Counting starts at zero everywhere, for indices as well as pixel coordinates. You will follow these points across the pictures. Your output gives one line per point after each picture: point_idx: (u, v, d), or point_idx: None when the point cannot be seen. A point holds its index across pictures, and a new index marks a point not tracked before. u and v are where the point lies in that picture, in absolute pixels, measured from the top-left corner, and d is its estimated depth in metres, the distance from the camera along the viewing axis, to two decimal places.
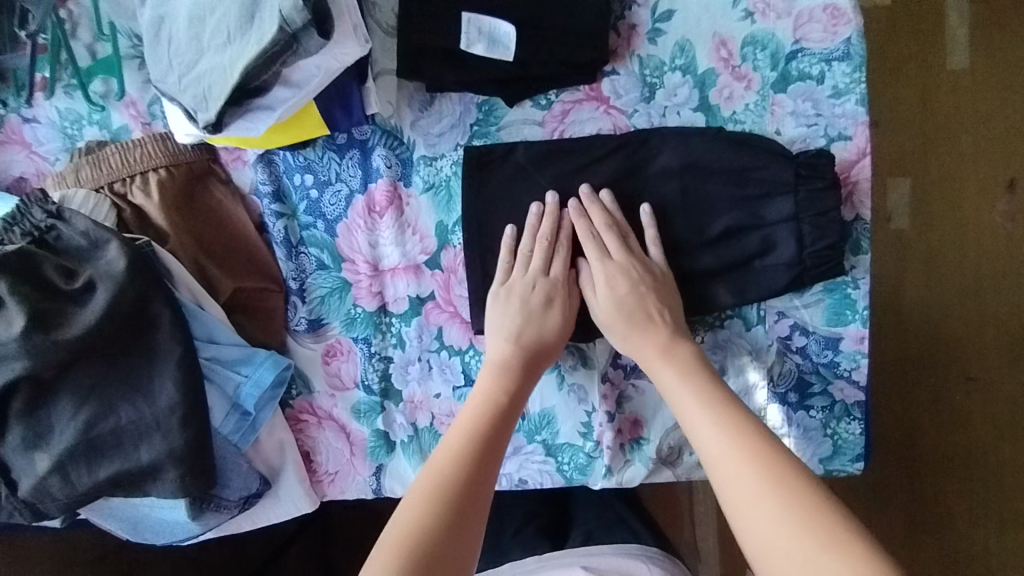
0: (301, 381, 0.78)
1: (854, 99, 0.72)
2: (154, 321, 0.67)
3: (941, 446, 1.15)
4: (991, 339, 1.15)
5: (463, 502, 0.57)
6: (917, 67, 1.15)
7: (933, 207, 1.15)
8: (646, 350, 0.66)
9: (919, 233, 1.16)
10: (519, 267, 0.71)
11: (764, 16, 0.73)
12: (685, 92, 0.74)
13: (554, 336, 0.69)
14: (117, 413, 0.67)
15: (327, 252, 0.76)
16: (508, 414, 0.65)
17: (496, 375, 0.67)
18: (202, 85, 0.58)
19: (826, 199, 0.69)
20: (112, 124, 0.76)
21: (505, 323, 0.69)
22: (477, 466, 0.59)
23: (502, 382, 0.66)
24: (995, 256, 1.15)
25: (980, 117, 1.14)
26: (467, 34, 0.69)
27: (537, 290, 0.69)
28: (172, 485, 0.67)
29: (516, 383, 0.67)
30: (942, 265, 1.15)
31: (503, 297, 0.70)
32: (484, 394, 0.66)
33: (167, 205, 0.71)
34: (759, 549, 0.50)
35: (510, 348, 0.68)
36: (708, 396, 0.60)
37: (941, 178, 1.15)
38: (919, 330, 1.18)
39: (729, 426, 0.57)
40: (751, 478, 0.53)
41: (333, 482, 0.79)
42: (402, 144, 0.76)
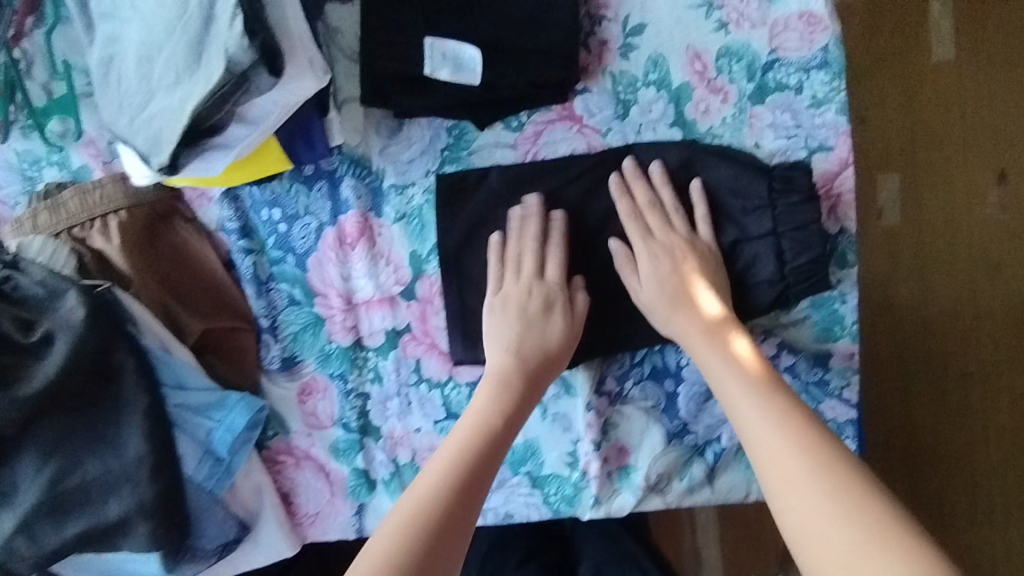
0: (277, 422, 0.75)
1: (834, 108, 0.70)
2: (119, 370, 0.65)
3: (945, 440, 1.13)
4: (988, 331, 1.13)
5: (451, 518, 0.54)
6: (903, 63, 1.12)
7: (925, 202, 1.13)
8: (693, 333, 0.64)
9: (911, 230, 1.13)
10: (512, 273, 0.70)
11: (739, 26, 0.70)
12: (660, 108, 0.71)
13: (559, 341, 0.67)
14: (84, 467, 0.64)
15: (299, 287, 0.74)
16: (507, 431, 0.63)
17: (496, 390, 0.65)
18: (154, 127, 0.55)
19: (805, 213, 0.66)
20: (71, 164, 0.73)
21: (504, 333, 0.68)
22: (469, 482, 0.57)
23: (503, 401, 0.64)
24: (988, 248, 1.12)
25: (967, 109, 1.13)
26: (431, 59, 0.67)
27: (534, 296, 0.68)
28: (143, 539, 0.65)
29: (519, 395, 0.65)
30: (935, 258, 1.12)
31: (498, 308, 0.69)
32: (486, 408, 0.64)
33: (129, 248, 0.69)
34: (799, 533, 0.48)
35: (510, 361, 0.66)
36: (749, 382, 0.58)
37: (931, 173, 1.13)
38: (924, 324, 1.13)
39: (771, 411, 0.55)
40: (794, 458, 0.51)
41: (313, 524, 0.76)
42: (371, 173, 0.73)
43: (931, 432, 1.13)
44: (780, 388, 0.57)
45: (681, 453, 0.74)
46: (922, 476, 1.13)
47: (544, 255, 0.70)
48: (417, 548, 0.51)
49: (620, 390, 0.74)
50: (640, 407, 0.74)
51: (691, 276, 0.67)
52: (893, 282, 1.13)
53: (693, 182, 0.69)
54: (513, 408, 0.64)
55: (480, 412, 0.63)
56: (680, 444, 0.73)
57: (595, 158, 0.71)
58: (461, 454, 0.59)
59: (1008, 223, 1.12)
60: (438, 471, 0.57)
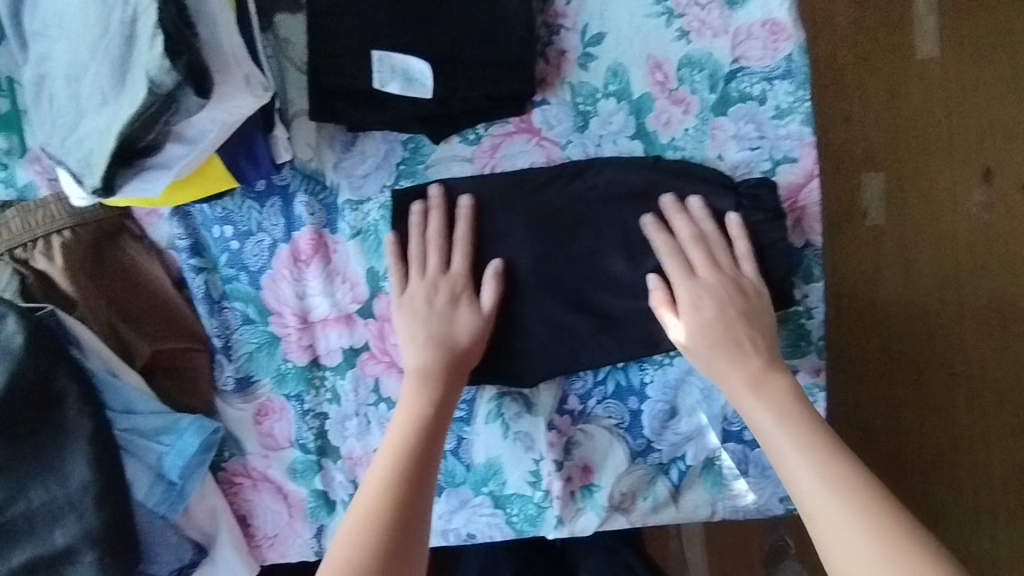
0: (233, 443, 0.74)
1: (798, 119, 0.68)
2: (61, 396, 0.63)
3: (930, 441, 1.11)
4: (973, 332, 1.11)
5: (393, 540, 0.56)
6: (882, 63, 1.11)
7: (909, 202, 1.11)
8: (734, 382, 0.63)
9: (895, 231, 1.11)
10: (416, 272, 0.69)
11: (700, 35, 0.68)
12: (620, 119, 0.70)
13: (468, 333, 0.68)
14: (27, 495, 0.62)
15: (253, 306, 0.72)
16: (434, 427, 0.64)
17: (417, 386, 0.66)
18: (84, 149, 0.54)
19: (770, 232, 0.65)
20: (18, 181, 0.71)
21: (416, 329, 0.68)
22: (403, 494, 0.59)
23: (422, 399, 0.65)
24: (971, 248, 1.11)
25: (952, 107, 1.10)
26: (379, 73, 0.65)
27: (440, 290, 0.68)
28: (91, 568, 0.63)
29: (438, 389, 0.66)
30: (916, 258, 1.11)
31: (408, 307, 0.69)
32: (408, 409, 0.64)
33: (73, 269, 0.67)
34: None
35: (427, 354, 0.67)
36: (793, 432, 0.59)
37: (915, 174, 1.11)
38: (902, 323, 1.12)
39: (835, 482, 0.55)
40: (861, 536, 0.52)
41: (273, 546, 0.75)
42: (325, 188, 0.71)
43: (916, 432, 1.11)
44: (838, 452, 0.57)
45: (646, 471, 0.72)
46: (908, 477, 1.11)
47: (448, 253, 0.69)
48: (370, 559, 0.54)
49: (582, 408, 0.73)
50: (604, 425, 0.72)
51: (729, 318, 0.64)
52: (877, 283, 1.11)
53: (693, 199, 0.67)
54: (434, 404, 0.65)
55: (405, 417, 0.64)
56: (644, 462, 0.72)
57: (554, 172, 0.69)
58: (392, 469, 0.60)
59: (993, 223, 1.11)
60: (374, 489, 0.59)
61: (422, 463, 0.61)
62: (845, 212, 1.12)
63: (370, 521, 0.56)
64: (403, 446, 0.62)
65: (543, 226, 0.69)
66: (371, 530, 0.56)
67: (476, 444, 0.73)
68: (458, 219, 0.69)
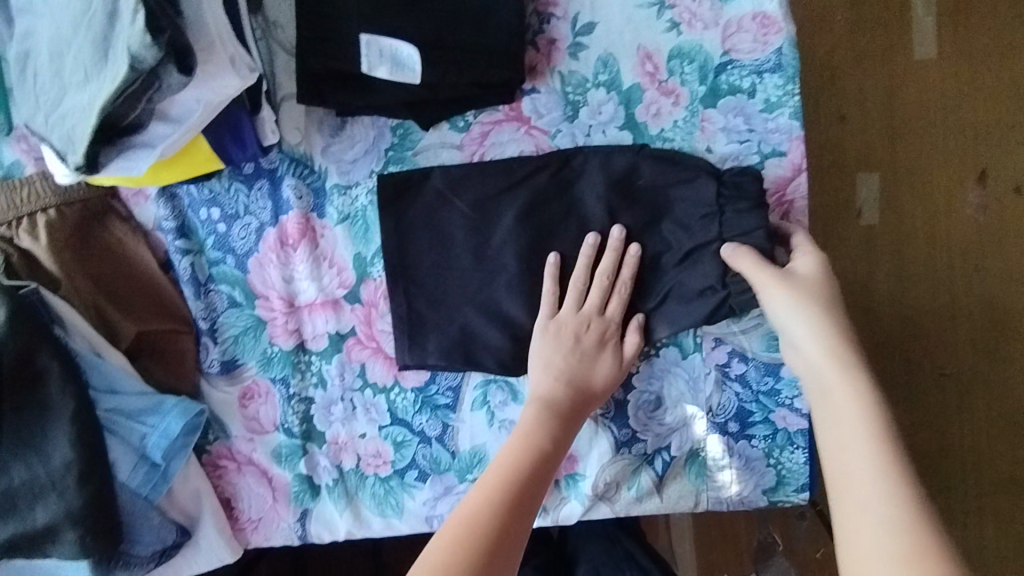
0: (218, 426, 0.74)
1: (788, 112, 0.68)
2: (42, 375, 0.63)
3: (923, 440, 1.12)
4: (965, 333, 1.11)
5: (492, 552, 0.54)
6: (879, 62, 1.11)
7: (906, 201, 1.11)
8: (827, 343, 0.58)
9: (891, 231, 1.12)
10: (570, 305, 0.68)
11: (691, 26, 0.68)
12: (610, 109, 0.70)
13: (605, 380, 0.68)
14: (10, 473, 0.63)
15: (239, 289, 0.72)
16: (548, 461, 0.63)
17: (540, 414, 0.65)
18: (66, 126, 0.54)
19: (750, 219, 0.65)
20: (4, 160, 0.71)
21: (554, 359, 0.67)
22: (506, 514, 0.57)
23: (545, 428, 0.65)
24: (964, 250, 1.11)
25: (949, 108, 1.11)
26: (368, 57, 0.65)
27: (591, 330, 0.67)
28: (73, 546, 0.63)
29: (562, 423, 0.66)
30: (910, 259, 1.12)
31: (553, 333, 0.68)
32: (527, 431, 0.64)
33: (57, 249, 0.67)
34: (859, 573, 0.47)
35: (557, 386, 0.67)
36: (866, 414, 0.53)
37: (913, 173, 1.11)
38: (902, 322, 1.12)
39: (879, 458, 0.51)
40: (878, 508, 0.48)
41: (256, 530, 0.75)
42: (312, 172, 0.71)
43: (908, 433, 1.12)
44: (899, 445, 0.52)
45: (630, 461, 0.72)
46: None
47: (607, 293, 0.68)
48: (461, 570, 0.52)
49: None
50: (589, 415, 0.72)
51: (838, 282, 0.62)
52: (874, 282, 1.12)
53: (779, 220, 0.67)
54: (551, 434, 0.64)
55: (523, 438, 0.64)
56: (629, 452, 0.72)
57: (543, 161, 0.69)
58: (500, 485, 0.59)
59: (986, 225, 1.11)
60: (475, 505, 0.57)
61: (529, 491, 0.60)
62: (837, 211, 1.12)
63: (463, 539, 0.54)
64: (517, 464, 0.61)
65: (531, 215, 0.69)
66: (468, 543, 0.54)
67: (462, 432, 0.73)
68: (624, 263, 0.68)
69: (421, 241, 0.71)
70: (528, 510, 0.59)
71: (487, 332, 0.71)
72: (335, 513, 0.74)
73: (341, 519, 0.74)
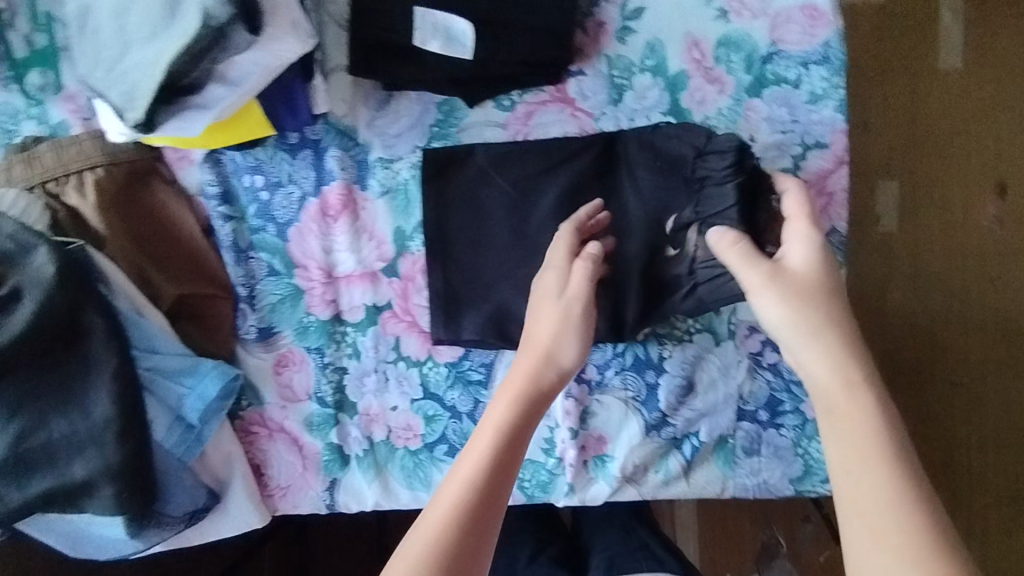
0: (252, 392, 0.74)
1: (832, 105, 0.69)
2: (87, 331, 0.64)
3: (931, 448, 1.12)
4: (978, 344, 1.12)
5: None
6: (907, 67, 1.11)
7: (923, 208, 1.12)
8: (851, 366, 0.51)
9: (908, 238, 1.12)
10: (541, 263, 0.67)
11: (739, 15, 0.69)
12: (654, 95, 0.70)
13: (555, 332, 0.59)
14: (50, 426, 0.63)
15: (279, 258, 0.73)
16: (514, 459, 0.52)
17: (506, 405, 0.55)
18: (128, 81, 0.54)
19: (721, 194, 0.64)
20: (50, 119, 0.71)
21: (531, 336, 0.60)
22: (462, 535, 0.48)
23: (509, 423, 0.53)
24: (980, 261, 1.11)
25: (971, 118, 1.11)
26: (421, 30, 0.66)
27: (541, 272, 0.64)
28: (109, 501, 0.64)
29: (529, 413, 0.55)
30: (927, 267, 1.11)
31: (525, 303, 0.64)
32: (489, 429, 0.53)
33: (104, 207, 0.67)
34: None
35: (528, 368, 0.57)
36: (889, 456, 0.47)
37: (932, 180, 1.11)
38: (916, 330, 1.12)
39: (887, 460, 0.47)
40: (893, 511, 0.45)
41: (285, 497, 0.76)
42: (357, 144, 0.72)
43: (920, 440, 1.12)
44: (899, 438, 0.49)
45: (659, 445, 0.73)
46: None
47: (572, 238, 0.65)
48: None
49: (600, 378, 0.74)
50: (619, 397, 0.73)
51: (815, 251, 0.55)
52: (889, 289, 1.12)
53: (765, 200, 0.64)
54: (513, 430, 0.53)
55: (486, 438, 0.53)
56: (658, 436, 0.73)
57: (586, 143, 0.70)
58: (455, 504, 0.49)
59: (1003, 236, 1.11)
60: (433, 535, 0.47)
61: (490, 501, 0.50)
62: (857, 217, 1.12)
63: None
64: (477, 472, 0.50)
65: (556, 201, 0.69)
66: None
67: None
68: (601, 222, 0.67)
69: (462, 218, 0.72)
70: (488, 526, 0.49)
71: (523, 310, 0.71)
72: (363, 484, 0.75)
73: (369, 490, 0.75)
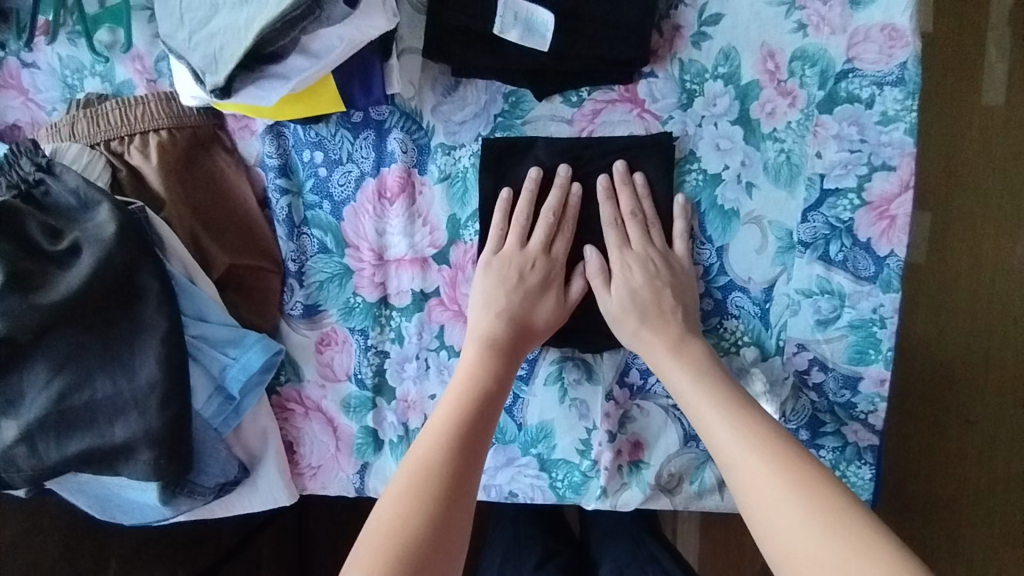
0: (291, 368, 0.74)
1: (903, 127, 0.67)
2: (142, 292, 0.63)
3: (939, 484, 1.08)
4: (996, 384, 1.06)
5: (445, 514, 0.55)
6: (947, 102, 1.05)
7: (953, 246, 1.06)
8: (657, 349, 0.66)
9: (935, 274, 1.06)
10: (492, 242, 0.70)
11: (818, 30, 0.68)
12: (724, 103, 0.70)
13: (509, 295, 0.68)
14: (94, 385, 0.62)
15: (331, 236, 0.72)
16: (494, 398, 0.64)
17: (482, 357, 0.66)
18: (213, 44, 0.56)
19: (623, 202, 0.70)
20: (115, 78, 0.71)
21: (494, 300, 0.68)
22: (459, 460, 0.59)
23: (488, 365, 0.65)
24: (1011, 300, 1.05)
25: (1012, 155, 1.04)
26: (501, 18, 0.65)
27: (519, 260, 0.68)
28: (146, 466, 0.63)
29: (504, 360, 0.66)
30: (955, 303, 1.06)
31: (487, 270, 0.69)
32: (467, 378, 0.65)
33: (165, 170, 0.68)
34: (749, 491, 0.54)
35: (495, 325, 0.67)
36: (707, 392, 0.61)
37: (967, 217, 1.05)
38: (932, 364, 1.08)
39: (708, 391, 0.61)
40: (724, 425, 0.58)
41: (315, 476, 0.75)
42: (420, 129, 0.71)
43: (921, 475, 1.09)
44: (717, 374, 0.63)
45: (696, 457, 0.72)
46: (910, 516, 1.09)
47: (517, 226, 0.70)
48: (418, 519, 0.54)
49: (642, 384, 0.73)
50: (661, 404, 0.73)
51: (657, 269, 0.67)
52: (906, 322, 1.07)
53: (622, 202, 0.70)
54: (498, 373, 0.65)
55: (465, 383, 0.64)
56: (696, 447, 0.72)
57: (652, 145, 0.70)
58: (443, 434, 0.60)
59: None
60: (421, 459, 0.59)
61: (481, 431, 0.61)
62: None
63: (413, 495, 0.56)
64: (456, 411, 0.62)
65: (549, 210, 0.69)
66: (422, 495, 0.56)
67: (531, 405, 0.74)
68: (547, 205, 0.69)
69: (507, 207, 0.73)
70: (481, 448, 0.61)
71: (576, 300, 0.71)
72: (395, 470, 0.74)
73: None
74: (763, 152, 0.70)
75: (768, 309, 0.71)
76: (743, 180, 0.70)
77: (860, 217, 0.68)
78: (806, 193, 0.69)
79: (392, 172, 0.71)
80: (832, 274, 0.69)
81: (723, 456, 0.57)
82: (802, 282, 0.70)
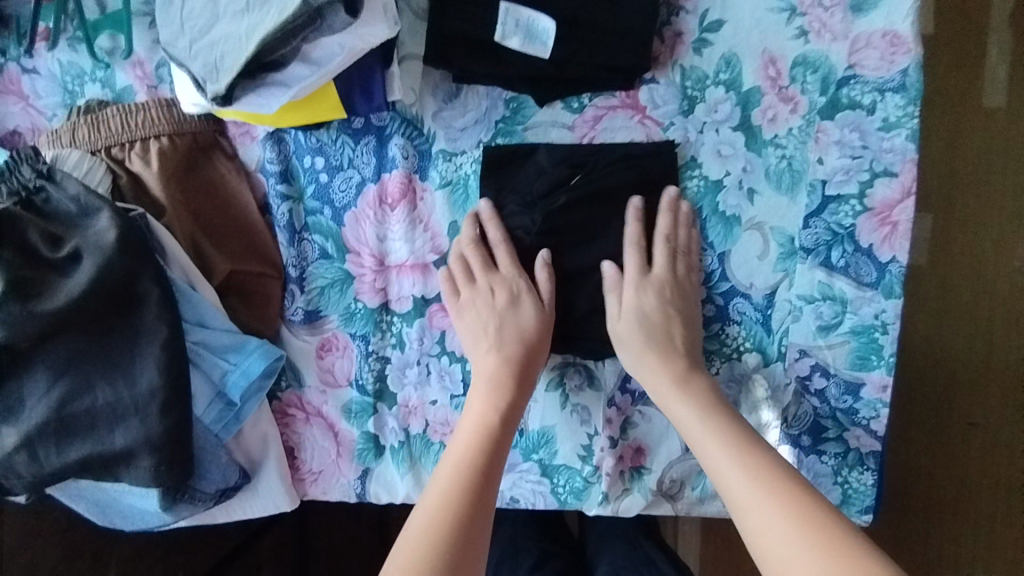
0: (292, 373, 0.74)
1: (905, 134, 0.66)
2: (142, 299, 0.63)
3: (940, 485, 1.08)
4: (995, 388, 1.06)
5: (458, 561, 0.53)
6: (946, 106, 1.05)
7: (954, 249, 1.06)
8: (662, 382, 0.65)
9: (937, 277, 1.06)
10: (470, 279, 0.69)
11: (820, 36, 0.68)
12: (726, 109, 0.70)
13: (507, 336, 0.67)
14: (94, 392, 0.62)
15: (332, 242, 0.72)
16: (502, 438, 0.63)
17: (489, 395, 0.65)
18: (215, 53, 0.56)
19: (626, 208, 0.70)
20: (115, 84, 0.71)
21: (481, 337, 0.68)
22: (473, 504, 0.57)
23: (494, 405, 0.64)
24: (1012, 303, 1.05)
25: (1012, 158, 1.04)
26: (503, 26, 0.66)
27: (500, 290, 0.68)
28: (146, 473, 0.63)
29: (512, 399, 0.65)
30: (955, 307, 1.06)
31: (473, 304, 0.68)
32: (477, 419, 0.64)
33: (165, 176, 0.68)
34: (759, 534, 0.53)
35: (498, 363, 0.66)
36: (715, 429, 0.60)
37: (966, 221, 1.05)
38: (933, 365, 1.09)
39: (715, 430, 0.60)
40: (731, 463, 0.57)
41: (315, 482, 0.75)
42: (421, 134, 0.71)
43: (922, 478, 1.08)
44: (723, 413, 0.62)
45: (698, 462, 0.72)
46: (909, 519, 1.09)
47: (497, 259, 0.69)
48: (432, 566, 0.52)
49: (644, 390, 0.73)
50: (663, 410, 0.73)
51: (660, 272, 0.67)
52: (905, 327, 1.08)
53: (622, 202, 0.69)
54: (507, 411, 0.64)
55: (473, 426, 0.63)
56: None
57: (653, 151, 0.70)
58: (455, 479, 0.59)
59: None
60: (434, 505, 0.57)
61: (490, 475, 0.60)
62: None
63: (425, 544, 0.54)
64: (466, 454, 0.61)
65: (548, 217, 0.68)
66: (435, 542, 0.54)
67: (532, 411, 0.74)
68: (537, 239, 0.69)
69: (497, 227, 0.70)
70: (491, 491, 0.59)
71: (576, 302, 0.71)
72: (397, 476, 0.73)
73: (401, 482, 0.73)
74: (764, 158, 0.70)
75: (770, 315, 0.71)
76: (745, 187, 0.70)
77: (862, 224, 0.68)
78: (808, 199, 0.69)
79: (393, 179, 0.71)
80: (833, 280, 0.69)
81: (731, 493, 0.56)
82: (804, 288, 0.70)
